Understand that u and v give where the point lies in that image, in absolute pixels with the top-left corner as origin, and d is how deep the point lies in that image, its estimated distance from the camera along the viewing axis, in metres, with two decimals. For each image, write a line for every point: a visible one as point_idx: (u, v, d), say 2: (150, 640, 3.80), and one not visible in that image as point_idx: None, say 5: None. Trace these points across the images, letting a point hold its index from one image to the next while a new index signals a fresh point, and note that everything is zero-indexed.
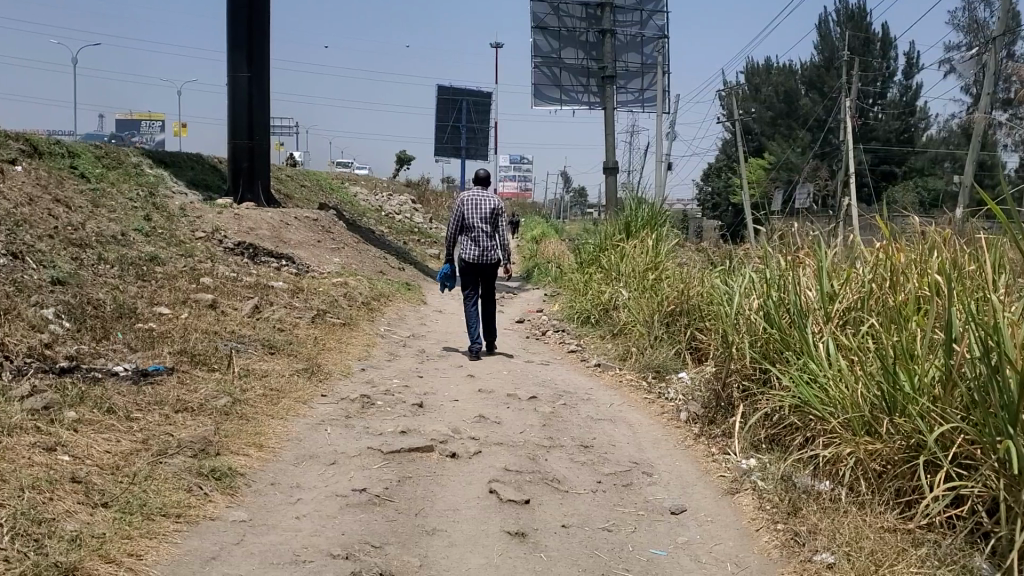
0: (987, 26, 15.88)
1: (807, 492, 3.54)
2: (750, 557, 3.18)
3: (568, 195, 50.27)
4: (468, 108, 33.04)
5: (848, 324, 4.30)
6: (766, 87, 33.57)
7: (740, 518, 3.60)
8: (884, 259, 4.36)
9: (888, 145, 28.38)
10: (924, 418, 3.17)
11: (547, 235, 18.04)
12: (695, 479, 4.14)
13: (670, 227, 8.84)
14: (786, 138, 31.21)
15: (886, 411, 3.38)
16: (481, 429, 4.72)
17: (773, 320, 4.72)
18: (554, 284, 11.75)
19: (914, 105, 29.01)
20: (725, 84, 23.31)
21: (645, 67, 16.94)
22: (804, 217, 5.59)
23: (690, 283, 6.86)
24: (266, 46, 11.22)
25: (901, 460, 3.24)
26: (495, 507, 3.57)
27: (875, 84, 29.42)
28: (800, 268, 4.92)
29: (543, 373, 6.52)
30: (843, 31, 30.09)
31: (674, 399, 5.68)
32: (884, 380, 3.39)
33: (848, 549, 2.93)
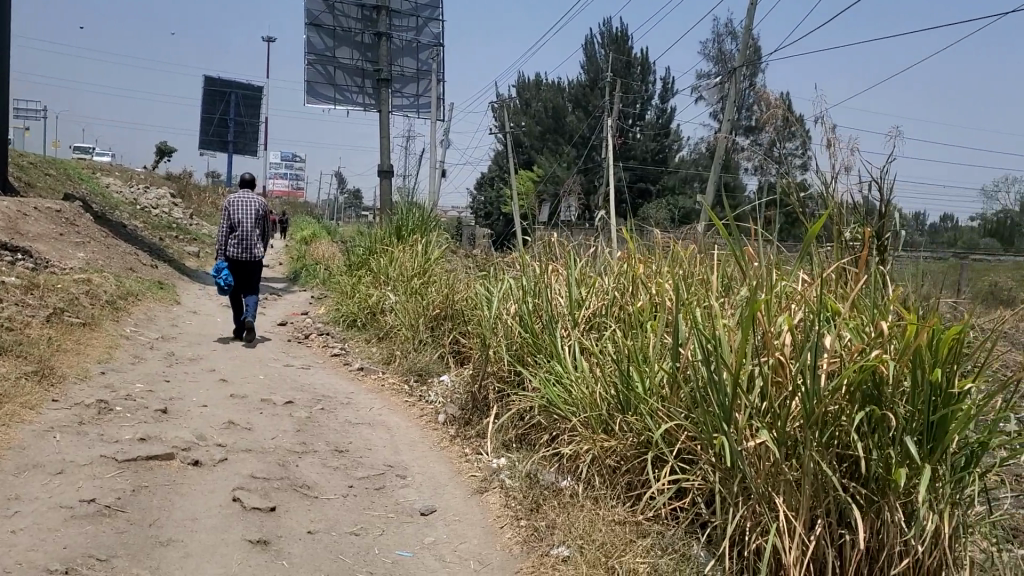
0: (731, 60, 17.28)
1: (549, 488, 3.69)
2: (493, 554, 3.27)
3: (341, 198, 49.67)
4: (236, 101, 31.84)
5: (594, 328, 4.54)
6: (536, 102, 34.75)
7: (487, 516, 3.68)
8: (627, 268, 4.64)
9: (645, 164, 30.12)
10: (654, 416, 3.40)
11: (316, 237, 17.71)
12: (446, 480, 4.20)
13: (440, 233, 8.94)
14: (553, 151, 32.43)
15: (623, 411, 3.59)
16: (230, 435, 4.55)
17: (526, 324, 4.89)
18: (322, 287, 11.55)
19: (669, 127, 31.03)
20: (497, 96, 23.89)
21: (421, 74, 17.07)
22: (563, 228, 5.82)
23: (456, 287, 6.96)
24: (7, 20, 10.28)
25: (634, 455, 3.46)
26: (238, 516, 3.45)
27: (635, 106, 31.18)
28: (553, 276, 5.13)
29: (303, 378, 6.38)
30: (606, 53, 31.69)
31: (434, 402, 5.73)
32: (620, 381, 3.61)
33: (582, 542, 3.07)
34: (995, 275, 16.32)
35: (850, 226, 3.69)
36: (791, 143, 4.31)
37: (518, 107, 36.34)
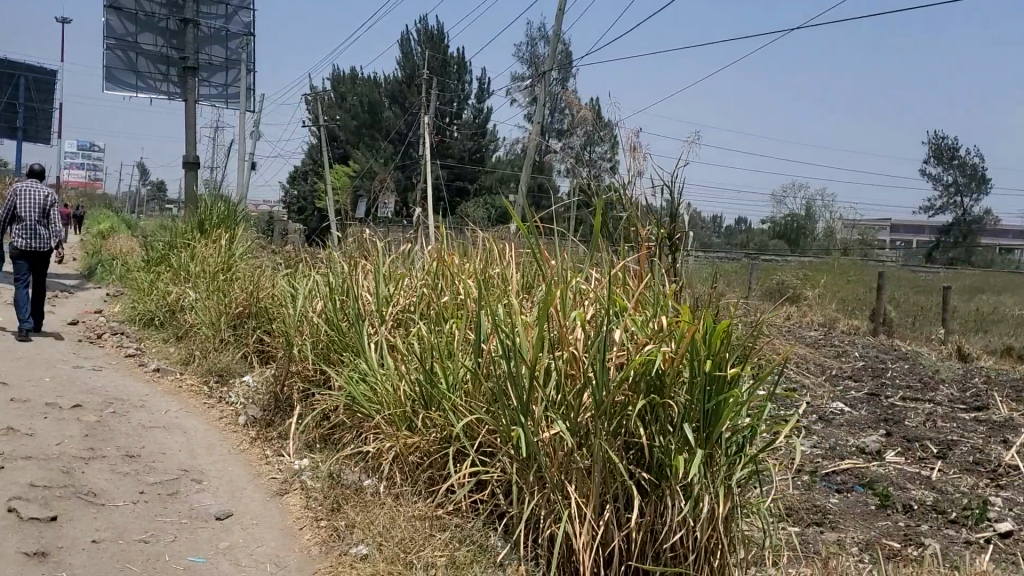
0: (543, 63, 17.69)
1: (351, 488, 3.66)
2: (291, 556, 3.21)
3: (144, 191, 47.14)
4: (25, 84, 29.58)
5: (400, 325, 4.54)
6: (351, 97, 34.29)
7: (286, 518, 3.61)
8: (435, 265, 4.67)
9: (462, 163, 30.30)
10: (454, 410, 3.45)
11: (115, 231, 16.73)
12: (245, 482, 4.08)
13: (245, 228, 8.68)
14: (369, 147, 32.10)
15: (425, 407, 3.62)
16: (7, 442, 4.23)
17: (332, 322, 4.83)
18: (118, 284, 10.93)
19: (485, 126, 31.39)
20: (312, 89, 23.41)
21: (230, 62, 16.45)
22: (371, 225, 5.78)
23: (260, 284, 6.78)
24: None
25: (436, 450, 3.49)
26: (14, 528, 3.22)
27: (452, 104, 31.35)
28: (360, 273, 5.08)
29: (94, 380, 6.02)
30: (422, 50, 31.70)
31: (235, 403, 5.55)
32: (423, 377, 3.63)
33: (380, 539, 3.07)
34: (784, 275, 17.54)
35: (647, 228, 3.88)
36: (597, 145, 4.47)
37: (333, 101, 35.73)
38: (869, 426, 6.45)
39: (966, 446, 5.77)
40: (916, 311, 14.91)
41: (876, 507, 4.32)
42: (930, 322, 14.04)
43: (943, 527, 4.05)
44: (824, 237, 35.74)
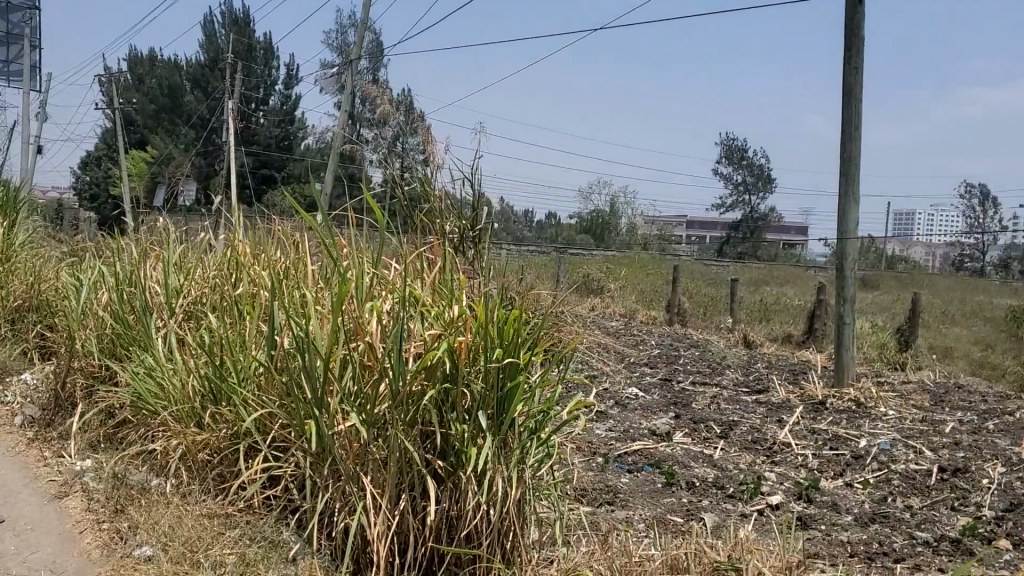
0: (351, 51, 17.47)
1: (137, 488, 3.49)
2: (68, 561, 3.03)
3: None
4: None
5: (191, 317, 4.37)
6: (149, 79, 32.58)
7: (64, 521, 3.40)
8: (230, 256, 4.53)
9: (269, 150, 29.38)
10: (246, 404, 3.35)
11: None
12: (20, 486, 3.81)
13: (27, 216, 8.08)
14: (169, 132, 30.59)
15: (215, 402, 3.50)
16: None
17: (118, 316, 4.58)
18: None
19: (293, 114, 30.62)
20: (105, 69, 22.08)
21: (11, 37, 15.33)
22: (164, 215, 5.52)
23: (42, 275, 6.34)
24: None
25: (227, 446, 3.39)
26: None
27: (257, 90, 30.38)
28: (150, 264, 4.85)
29: None
30: (227, 33, 30.55)
31: (11, 402, 5.17)
32: (213, 372, 3.51)
33: (165, 539, 2.95)
34: (589, 268, 18.14)
35: (449, 221, 3.92)
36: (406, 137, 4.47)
37: (130, 83, 33.82)
38: (661, 410, 6.80)
39: (745, 426, 6.19)
40: (708, 302, 15.83)
41: (662, 485, 4.57)
42: (720, 313, 14.91)
43: (721, 501, 4.33)
44: (626, 232, 37.31)
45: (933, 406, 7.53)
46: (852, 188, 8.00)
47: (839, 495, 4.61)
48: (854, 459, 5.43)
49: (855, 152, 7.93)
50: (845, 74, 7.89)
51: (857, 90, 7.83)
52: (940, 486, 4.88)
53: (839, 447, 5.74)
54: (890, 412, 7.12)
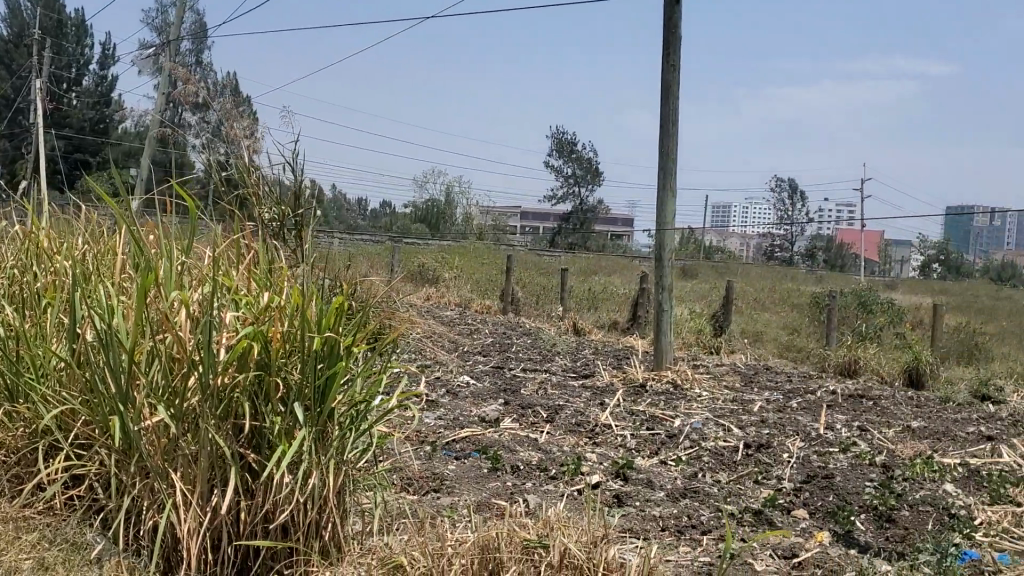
0: (171, 31, 16.72)
1: None
2: None
3: None
4: None
5: None
6: None
7: None
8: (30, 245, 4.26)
9: (82, 134, 27.71)
10: (46, 402, 3.18)
11: None
12: None
13: None
14: None
15: (11, 401, 3.30)
16: None
17: None
18: None
19: (108, 96, 28.99)
20: None
21: None
22: None
23: None
24: None
25: (25, 446, 3.20)
26: None
27: (69, 70, 28.60)
28: None
29: None
30: (33, 7, 28.57)
31: None
32: (8, 369, 3.31)
33: None
34: (422, 258, 18.13)
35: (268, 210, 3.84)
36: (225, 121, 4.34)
37: None
38: (490, 396, 6.91)
39: (570, 410, 6.38)
40: (538, 291, 16.16)
41: (488, 470, 4.66)
42: (550, 302, 15.27)
43: (544, 483, 4.46)
44: (460, 222, 37.53)
45: (743, 386, 8.01)
46: (670, 181, 8.35)
47: (654, 473, 4.84)
48: (669, 438, 5.70)
49: (673, 147, 8.28)
50: (663, 71, 8.22)
51: (674, 86, 8.18)
52: (746, 460, 5.20)
53: (657, 427, 6.01)
54: (705, 393, 7.51)
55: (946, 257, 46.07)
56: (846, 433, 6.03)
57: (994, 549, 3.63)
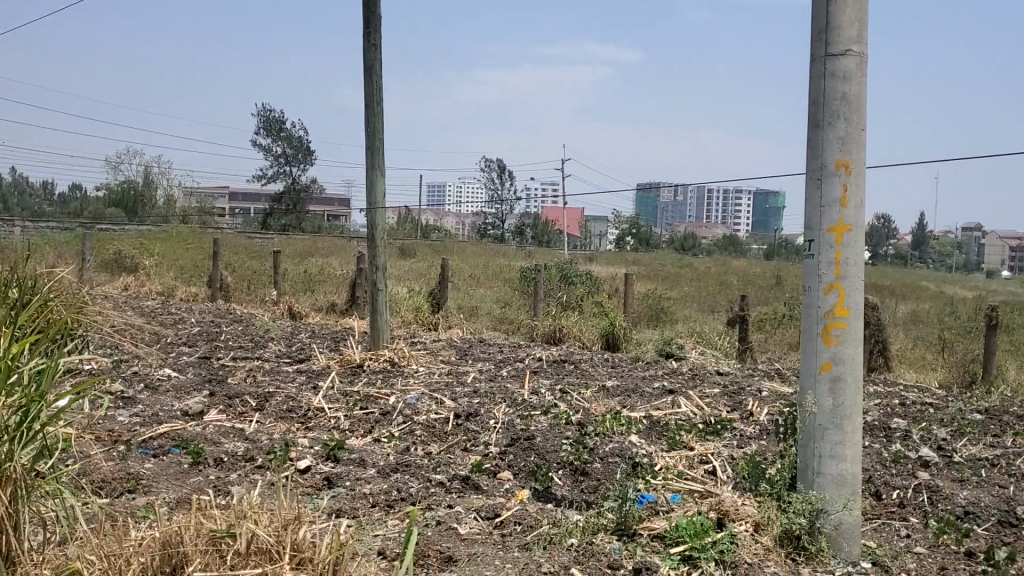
0: None
1: None
2: None
3: None
4: None
5: None
6: None
7: None
8: None
9: None
10: None
11: None
12: None
13: None
14: None
15: None
16: None
17: None
18: None
19: None
20: None
21: None
22: None
23: None
24: None
25: None
26: None
27: None
28: None
29: None
30: None
31: None
32: None
33: None
34: (120, 245, 16.93)
35: None
36: None
37: None
38: (196, 388, 6.61)
39: (281, 396, 6.26)
40: (250, 275, 15.63)
41: (189, 465, 4.46)
42: (264, 286, 14.83)
43: (249, 473, 4.34)
44: (162, 204, 35.35)
45: (457, 359, 8.24)
46: (377, 161, 8.37)
47: (364, 452, 4.86)
48: (382, 415, 5.75)
49: (379, 127, 8.31)
50: (364, 50, 8.19)
51: (377, 65, 8.17)
52: (455, 430, 5.37)
53: (369, 406, 6.04)
54: (419, 369, 7.65)
55: (639, 231, 49.86)
56: (549, 396, 6.39)
57: (668, 490, 3.98)
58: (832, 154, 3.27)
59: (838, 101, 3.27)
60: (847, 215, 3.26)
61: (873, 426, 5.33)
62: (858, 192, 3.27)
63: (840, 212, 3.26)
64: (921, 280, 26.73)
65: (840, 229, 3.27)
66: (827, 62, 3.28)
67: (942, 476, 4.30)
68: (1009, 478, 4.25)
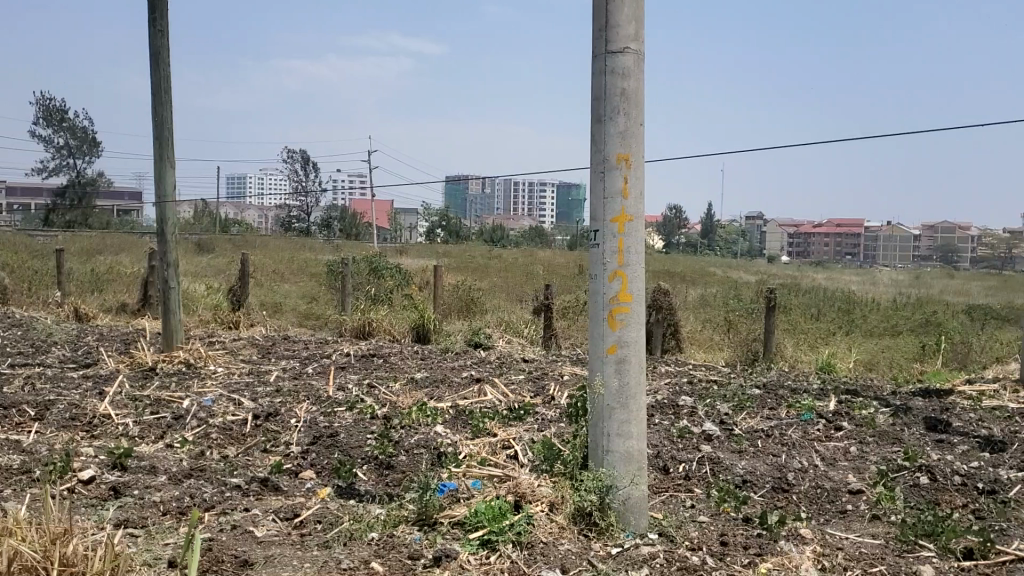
0: None
1: None
2: None
3: None
4: None
5: None
6: None
7: None
8: None
9: None
10: None
11: None
12: None
13: None
14: None
15: None
16: None
17: None
18: None
19: None
20: None
21: None
22: None
23: None
24: None
25: None
26: None
27: None
28: None
29: None
30: None
31: None
32: None
33: None
34: None
35: None
36: None
37: None
38: None
39: (64, 403, 5.88)
40: (29, 276, 14.53)
41: None
42: (46, 287, 13.84)
43: (26, 487, 4.05)
44: None
45: (258, 358, 8.01)
46: (167, 153, 7.99)
47: (156, 458, 4.64)
48: (176, 420, 5.51)
49: (167, 117, 7.93)
50: (150, 37, 7.79)
51: (164, 52, 7.80)
52: (254, 431, 5.22)
53: (162, 410, 5.77)
54: (219, 369, 7.38)
55: (447, 223, 50.16)
56: (354, 392, 6.33)
57: (469, 477, 4.04)
58: (613, 148, 3.42)
59: (618, 97, 3.41)
60: (628, 206, 3.43)
61: (664, 404, 5.61)
62: (638, 184, 3.44)
63: (622, 204, 3.42)
64: (711, 266, 28.38)
65: (622, 219, 3.43)
66: (607, 59, 3.42)
67: (723, 448, 4.60)
68: (782, 447, 4.60)
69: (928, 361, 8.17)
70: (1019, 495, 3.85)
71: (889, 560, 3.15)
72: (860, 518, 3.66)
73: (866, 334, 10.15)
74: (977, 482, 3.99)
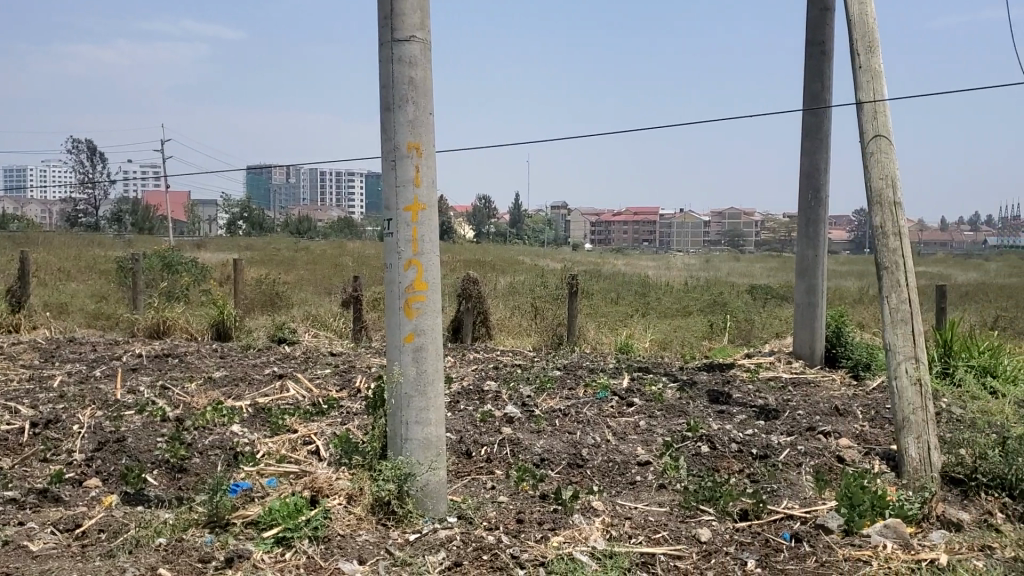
0: None
1: None
2: None
3: None
4: None
5: None
6: None
7: None
8: None
9: None
10: None
11: None
12: None
13: None
14: None
15: None
16: None
17: None
18: None
19: None
20: None
21: None
22: None
23: None
24: None
25: None
26: None
27: None
28: None
29: None
30: None
31: None
32: None
33: None
34: None
35: None
36: None
37: None
38: None
39: None
40: None
41: None
42: None
43: None
44: None
45: (41, 363, 7.48)
46: None
47: None
48: None
49: None
50: None
51: None
52: (33, 441, 4.87)
53: None
54: None
55: (251, 215, 48.59)
56: (146, 393, 6.04)
57: (264, 476, 3.94)
58: (403, 137, 3.41)
59: (405, 85, 3.41)
60: (421, 195, 3.44)
61: (468, 390, 5.69)
62: (429, 172, 3.46)
63: (414, 192, 3.43)
64: (517, 254, 28.97)
65: (415, 208, 3.43)
66: (394, 48, 3.41)
67: (523, 429, 4.71)
68: (577, 425, 4.76)
69: (716, 338, 8.69)
70: (788, 458, 4.17)
71: (671, 525, 3.34)
72: (648, 487, 3.86)
73: (661, 315, 10.67)
74: (753, 449, 4.28)
